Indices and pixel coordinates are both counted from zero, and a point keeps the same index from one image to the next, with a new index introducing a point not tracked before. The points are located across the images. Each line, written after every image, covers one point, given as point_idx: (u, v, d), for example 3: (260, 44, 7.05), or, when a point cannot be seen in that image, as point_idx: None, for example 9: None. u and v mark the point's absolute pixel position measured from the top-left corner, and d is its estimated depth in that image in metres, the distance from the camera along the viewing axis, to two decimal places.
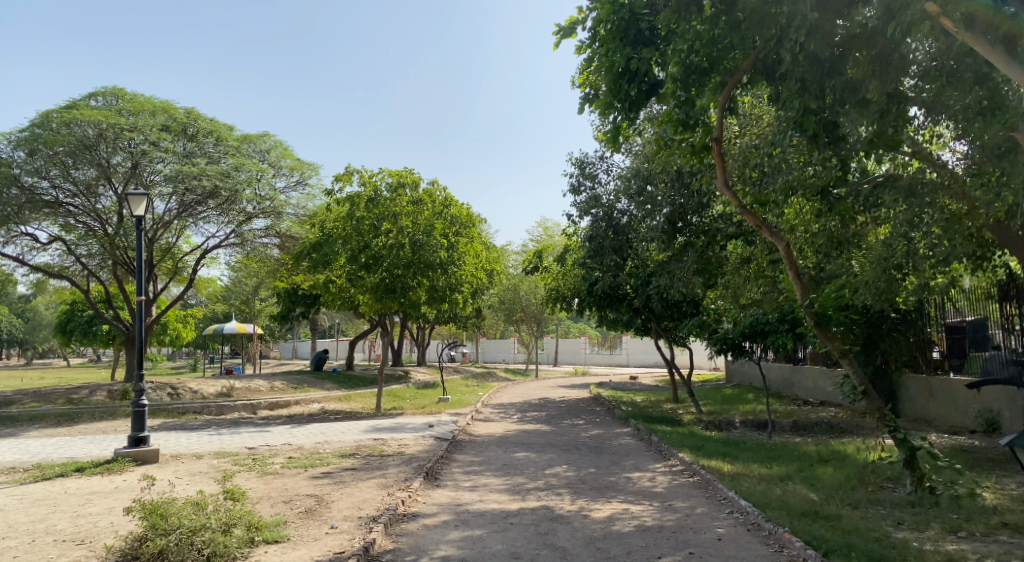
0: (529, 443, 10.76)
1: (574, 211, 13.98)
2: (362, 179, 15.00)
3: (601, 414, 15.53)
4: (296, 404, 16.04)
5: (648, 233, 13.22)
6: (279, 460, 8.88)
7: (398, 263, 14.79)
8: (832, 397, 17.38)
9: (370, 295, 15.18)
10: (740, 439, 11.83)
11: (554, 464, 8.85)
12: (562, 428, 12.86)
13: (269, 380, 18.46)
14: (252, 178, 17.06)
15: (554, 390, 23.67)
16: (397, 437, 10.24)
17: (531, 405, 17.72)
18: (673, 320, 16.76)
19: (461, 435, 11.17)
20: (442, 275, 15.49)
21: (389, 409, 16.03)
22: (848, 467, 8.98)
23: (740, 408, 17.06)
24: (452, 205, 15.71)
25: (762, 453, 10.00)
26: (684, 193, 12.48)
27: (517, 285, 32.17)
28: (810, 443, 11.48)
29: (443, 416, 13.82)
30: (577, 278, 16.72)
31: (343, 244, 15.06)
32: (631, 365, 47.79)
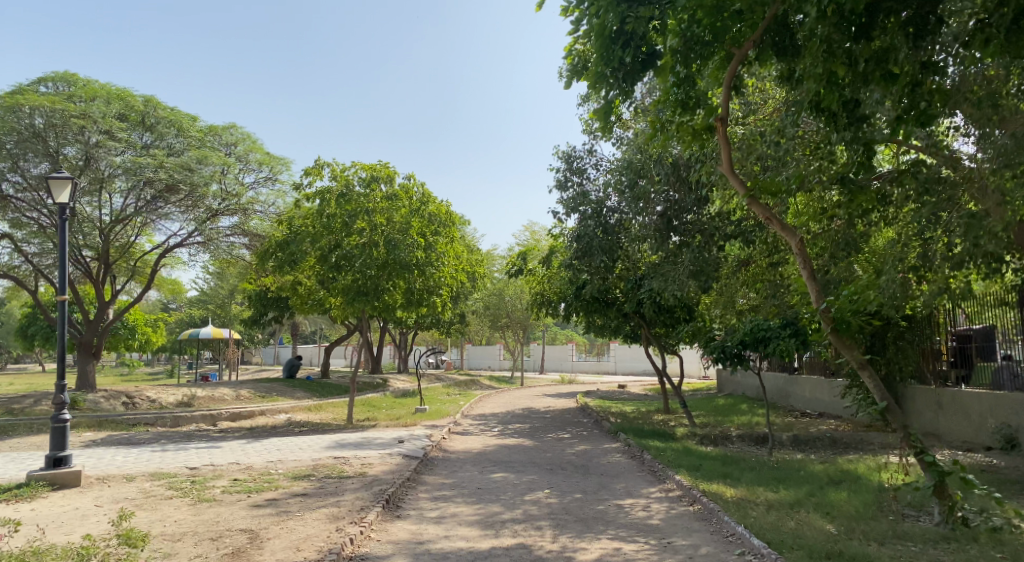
0: (509, 461, 9.74)
1: (561, 207, 12.97)
2: (334, 172, 13.97)
3: (589, 427, 14.55)
4: (262, 414, 14.89)
5: (639, 232, 12.33)
6: (222, 483, 7.77)
7: (370, 263, 13.75)
8: (831, 408, 16.57)
9: (341, 296, 14.16)
10: (740, 457, 10.89)
11: (536, 488, 7.83)
12: (547, 444, 11.83)
13: (235, 388, 17.29)
14: (217, 173, 15.95)
15: (540, 399, 22.65)
16: (361, 455, 9.17)
17: (515, 416, 16.70)
18: (665, 326, 15.83)
19: (434, 452, 10.12)
20: (419, 277, 14.44)
21: (362, 421, 14.95)
22: (864, 492, 8.05)
23: (735, 421, 16.15)
24: (430, 202, 14.70)
25: (765, 474, 9.05)
26: (679, 188, 11.63)
27: (502, 290, 31.19)
28: (817, 462, 10.55)
29: (417, 429, 12.75)
30: (564, 280, 15.77)
31: (311, 242, 13.97)
32: (620, 373, 46.90)
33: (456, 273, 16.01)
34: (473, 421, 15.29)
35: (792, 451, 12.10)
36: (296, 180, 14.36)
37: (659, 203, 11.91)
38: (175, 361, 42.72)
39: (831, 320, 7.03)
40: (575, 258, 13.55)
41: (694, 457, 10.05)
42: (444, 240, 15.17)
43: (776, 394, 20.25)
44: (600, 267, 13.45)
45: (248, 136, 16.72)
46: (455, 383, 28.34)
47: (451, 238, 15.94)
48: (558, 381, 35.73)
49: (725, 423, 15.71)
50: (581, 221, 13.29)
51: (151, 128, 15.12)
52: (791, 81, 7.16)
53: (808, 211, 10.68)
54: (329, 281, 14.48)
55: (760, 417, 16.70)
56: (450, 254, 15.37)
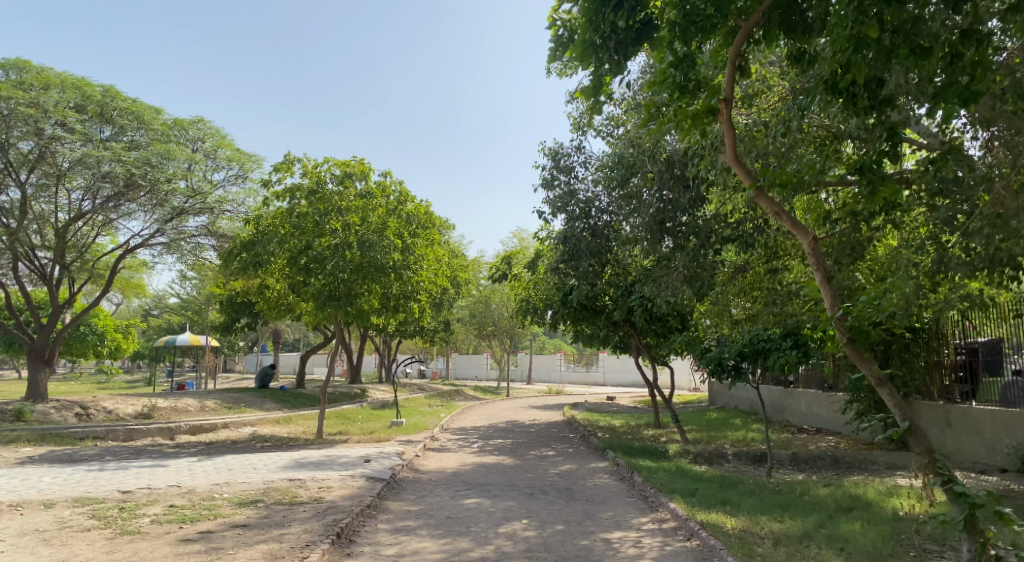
0: (485, 483, 8.83)
1: (547, 208, 12.16)
2: (305, 168, 13.12)
3: (575, 443, 13.66)
4: (225, 427, 13.85)
5: (630, 235, 11.56)
6: (155, 510, 6.79)
7: (343, 265, 12.88)
8: (830, 424, 15.82)
9: (312, 301, 13.31)
10: (738, 478, 10.04)
11: (512, 518, 6.94)
12: (530, 462, 10.92)
13: (200, 398, 16.21)
14: (182, 169, 14.99)
15: (526, 412, 21.74)
16: (321, 476, 8.22)
17: (497, 430, 15.79)
18: (656, 336, 15.03)
19: (404, 473, 9.19)
20: (396, 282, 13.58)
21: (333, 435, 13.98)
22: (878, 522, 7.22)
23: (730, 436, 15.33)
24: (408, 201, 13.89)
25: (768, 500, 8.21)
26: (672, 187, 10.89)
27: (489, 298, 30.27)
28: (821, 485, 9.72)
29: (389, 445, 11.81)
30: (551, 287, 14.97)
31: (278, 243, 13.05)
32: (609, 384, 46.04)
33: (436, 279, 15.13)
34: (452, 436, 14.35)
35: (792, 471, 11.28)
36: (265, 177, 13.50)
37: (652, 202, 11.08)
38: (151, 369, 41.18)
39: (847, 329, 6.22)
40: (562, 261, 12.74)
41: (688, 480, 9.19)
42: (422, 243, 14.30)
43: (770, 407, 19.49)
44: (589, 272, 12.63)
45: (218, 131, 15.83)
46: (439, 394, 27.32)
47: (431, 242, 15.10)
48: (546, 391, 34.86)
49: (719, 439, 14.88)
50: (567, 223, 12.45)
51: (112, 120, 14.17)
52: (803, 61, 6.41)
53: (812, 212, 9.93)
54: (300, 284, 13.65)
55: (755, 433, 15.89)
56: (429, 257, 14.51)
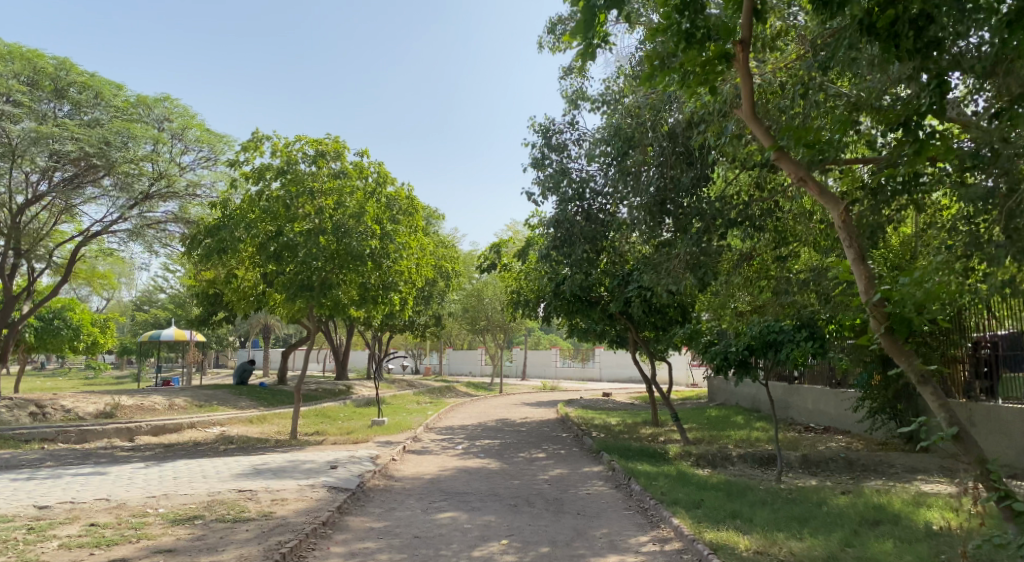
0: (464, 493, 7.86)
1: (537, 188, 11.17)
2: (275, 147, 12.15)
3: (568, 443, 12.72)
4: (191, 427, 12.85)
5: (627, 220, 10.60)
6: (72, 529, 5.78)
7: (317, 252, 11.92)
8: (840, 422, 14.91)
9: (283, 291, 12.37)
10: (745, 485, 9.12)
11: (491, 536, 5.97)
12: (518, 466, 9.96)
13: (169, 396, 15.12)
14: (146, 150, 13.95)
15: (518, 409, 20.80)
16: (277, 486, 7.24)
17: (487, 430, 14.83)
18: (654, 329, 14.08)
19: (374, 481, 8.21)
20: (375, 271, 12.61)
21: (308, 435, 13.01)
22: (912, 539, 6.27)
23: (734, 436, 14.40)
24: (387, 184, 12.89)
25: (781, 513, 7.29)
26: (675, 162, 9.93)
27: (481, 291, 29.32)
28: (839, 493, 8.78)
29: (365, 447, 10.83)
30: (543, 277, 14.02)
31: (245, 229, 12.05)
32: (605, 380, 45.15)
33: (419, 269, 14.16)
34: (437, 436, 13.40)
35: (804, 477, 10.35)
36: (232, 157, 12.50)
37: (651, 181, 10.12)
38: (137, 366, 39.98)
39: (885, 315, 5.26)
40: (552, 248, 11.70)
41: (690, 487, 8.25)
42: (404, 230, 13.31)
43: (774, 404, 18.61)
44: (583, 260, 11.64)
45: (186, 110, 14.77)
46: (430, 390, 26.33)
47: (414, 229, 14.12)
48: (541, 387, 33.90)
49: (722, 439, 13.95)
50: (558, 206, 11.42)
51: (68, 96, 13.15)
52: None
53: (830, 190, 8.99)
54: (272, 273, 12.70)
55: (759, 432, 14.98)
56: (412, 246, 13.54)
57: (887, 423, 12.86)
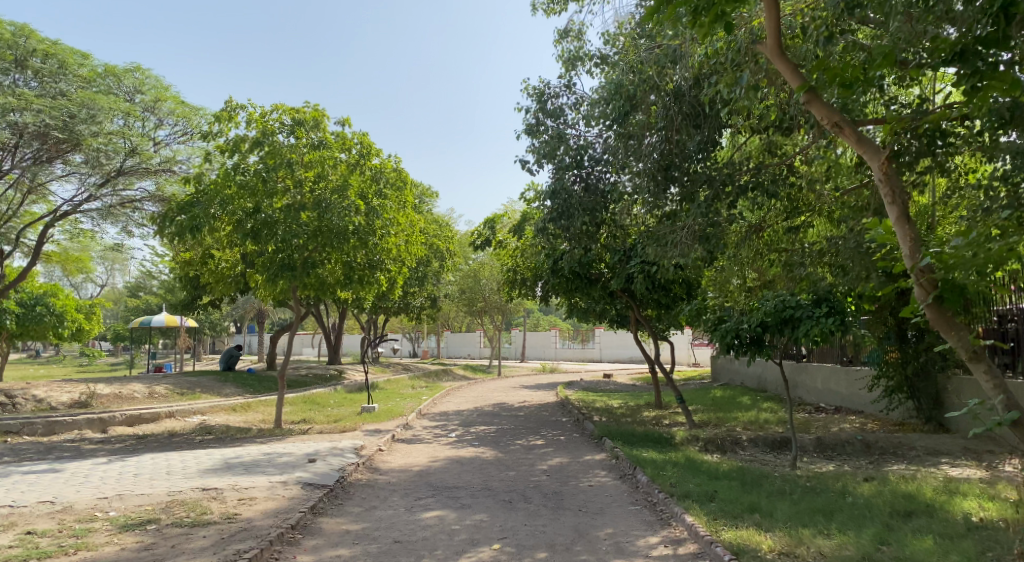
0: (455, 487, 7.17)
1: (532, 156, 10.36)
2: (251, 117, 11.33)
3: (568, 428, 12.06)
4: (170, 417, 12.10)
5: (629, 190, 9.82)
6: (6, 537, 5.08)
7: (297, 229, 11.15)
8: (852, 402, 14.26)
9: (263, 271, 11.63)
10: (760, 472, 8.47)
11: (483, 539, 5.29)
12: (514, 455, 9.28)
13: (149, 384, 14.42)
14: (115, 123, 13.09)
15: (517, 393, 20.15)
16: (247, 482, 6.55)
17: (483, 415, 14.16)
18: (657, 307, 13.37)
19: (357, 475, 7.54)
20: (360, 249, 11.88)
21: (294, 424, 12.33)
22: (954, 534, 5.61)
23: (741, 418, 13.75)
24: (372, 155, 12.07)
25: (802, 506, 6.63)
26: (679, 125, 9.15)
27: (478, 273, 28.60)
28: (863, 481, 8.13)
29: (352, 436, 10.17)
30: (539, 254, 13.27)
31: (220, 205, 11.24)
32: (605, 361, 44.66)
33: (408, 247, 13.41)
34: (430, 423, 12.72)
35: (820, 463, 9.71)
36: (204, 129, 11.67)
37: (654, 146, 9.32)
38: (129, 353, 39.23)
39: (935, 283, 4.52)
40: (549, 221, 10.73)
41: (701, 477, 7.59)
42: (392, 205, 12.54)
43: (781, 383, 18.01)
44: (582, 235, 10.87)
45: (157, 80, 13.89)
46: (426, 374, 25.69)
47: (403, 205, 13.37)
48: (541, 369, 33.27)
49: (729, 422, 13.28)
50: (554, 173, 10.45)
51: (29, 66, 12.27)
52: None
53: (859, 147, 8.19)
54: (252, 252, 11.94)
55: (768, 414, 14.32)
56: (400, 223, 12.79)
57: (904, 402, 12.24)
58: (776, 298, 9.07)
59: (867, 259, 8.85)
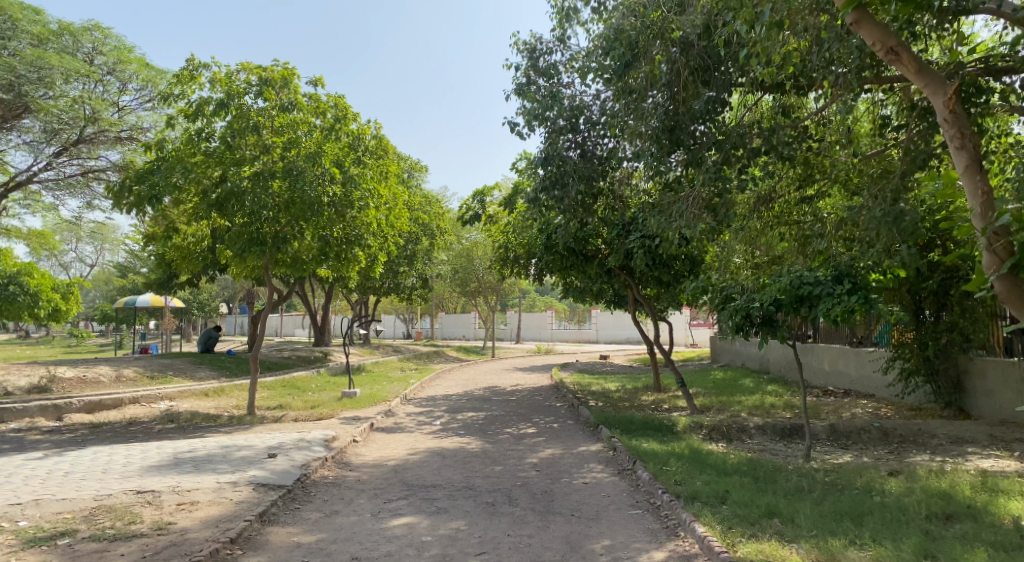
0: (431, 486, 6.32)
1: (524, 117, 9.34)
2: (215, 76, 10.26)
3: (563, 414, 11.26)
4: (135, 403, 11.20)
5: (631, 153, 8.84)
6: None
7: (266, 200, 10.20)
8: (864, 385, 13.48)
9: (231, 246, 10.65)
10: (773, 467, 7.68)
11: (458, 554, 4.47)
12: (502, 446, 8.44)
13: (117, 367, 13.50)
14: (73, 85, 12.00)
15: (510, 375, 19.35)
16: (191, 482, 5.68)
17: (472, 400, 13.36)
18: (657, 286, 12.49)
19: (324, 473, 6.70)
20: (337, 221, 10.96)
21: (269, 410, 11.48)
22: (1010, 545, 4.81)
23: (747, 403, 12.95)
24: (350, 120, 11.11)
25: (827, 510, 5.81)
26: (688, 79, 8.16)
27: (471, 252, 27.68)
28: (888, 476, 7.33)
29: (326, 425, 9.32)
30: (532, 228, 12.34)
31: (182, 174, 10.20)
32: (601, 342, 44.00)
33: (389, 221, 12.50)
34: (415, 409, 11.90)
35: (836, 453, 8.92)
36: (164, 89, 10.58)
37: (658, 105, 8.33)
38: (115, 334, 38.17)
39: (1010, 248, 3.71)
40: (541, 191, 9.72)
41: (708, 473, 6.78)
42: (371, 174, 11.56)
43: (785, 365, 17.30)
44: (579, 206, 9.90)
45: (119, 40, 12.62)
46: (417, 356, 24.87)
47: (384, 176, 12.41)
48: (535, 351, 32.53)
49: (733, 407, 12.49)
50: (547, 136, 9.38)
51: None
52: None
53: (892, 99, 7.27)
54: (220, 226, 10.97)
55: (774, 398, 13.54)
56: (381, 194, 11.84)
57: (920, 385, 11.51)
58: (792, 274, 8.18)
59: (894, 230, 7.99)
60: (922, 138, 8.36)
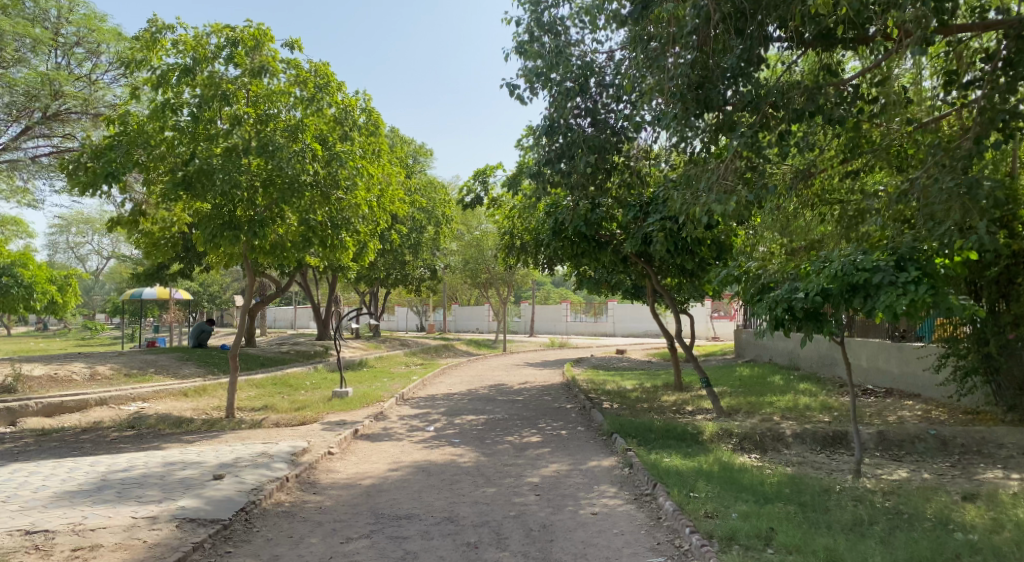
0: (405, 517, 5.16)
1: (526, 79, 8.09)
2: (180, 40, 9.13)
3: (573, 419, 10.04)
4: (101, 405, 10.20)
5: (651, 117, 7.53)
6: None
7: (239, 179, 9.09)
8: (912, 384, 12.09)
9: (201, 232, 9.54)
10: (821, 489, 6.41)
11: None
12: (499, 460, 7.27)
13: (92, 364, 12.52)
14: (35, 55, 10.86)
15: (520, 371, 18.18)
16: (102, 516, 4.57)
17: (474, 400, 12.20)
18: (680, 275, 11.20)
19: (279, 498, 5.56)
20: (320, 203, 9.84)
21: (248, 414, 10.39)
22: None
23: (779, 406, 11.62)
24: (335, 90, 9.93)
25: (902, 555, 4.54)
26: (719, 26, 6.84)
27: (481, 242, 26.23)
28: (963, 502, 6.03)
29: (301, 434, 8.21)
30: (540, 212, 11.11)
31: (145, 150, 9.11)
32: (618, 335, 42.65)
33: (382, 204, 11.33)
34: (410, 412, 10.76)
35: (893, 467, 7.61)
36: (126, 57, 9.45)
37: (682, 59, 7.01)
38: (123, 327, 37.50)
39: None
40: (547, 164, 8.47)
41: (747, 502, 5.53)
42: (360, 151, 10.39)
43: (818, 361, 15.95)
44: (589, 184, 8.64)
45: (88, 7, 11.42)
46: (425, 350, 23.76)
47: (376, 154, 11.25)
48: (549, 345, 31.39)
49: (764, 410, 11.20)
50: (552, 101, 8.10)
51: None
52: None
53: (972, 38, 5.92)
54: (192, 209, 9.87)
55: (810, 399, 12.19)
56: (371, 173, 10.67)
57: (979, 386, 10.13)
58: (842, 257, 6.82)
59: (968, 203, 6.61)
60: (1000, 94, 6.97)
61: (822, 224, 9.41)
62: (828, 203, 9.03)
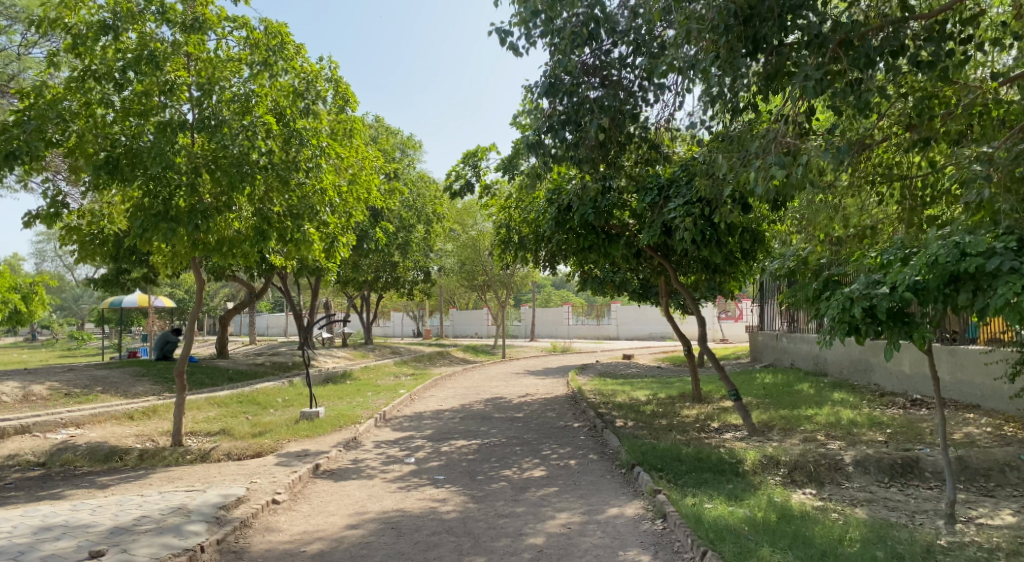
0: None
1: (521, 27, 6.49)
2: None
3: (583, 443, 8.44)
4: (22, 434, 8.58)
5: (682, 67, 5.91)
6: None
7: (175, 159, 7.46)
8: (970, 394, 10.51)
9: (132, 226, 7.87)
10: (922, 547, 4.76)
11: None
12: (492, 507, 5.65)
13: (28, 382, 10.90)
14: None
15: (520, 381, 16.58)
16: None
17: (468, 419, 10.61)
18: (703, 270, 9.63)
19: None
20: (277, 189, 8.24)
21: (197, 442, 8.77)
22: None
23: (821, 421, 10.01)
24: (293, 55, 8.36)
25: None
26: None
27: (477, 243, 24.65)
28: None
29: (246, 473, 6.60)
30: (540, 201, 9.53)
31: (60, 126, 7.50)
32: (623, 338, 41.01)
33: (354, 191, 9.73)
34: (390, 436, 9.15)
35: (991, 508, 5.99)
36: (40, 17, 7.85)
37: None
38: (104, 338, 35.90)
39: None
40: (550, 134, 6.83)
41: None
42: (325, 128, 8.82)
43: (850, 366, 14.39)
44: (600, 157, 7.03)
45: None
46: (417, 358, 22.12)
47: (348, 134, 9.67)
48: (551, 350, 29.72)
49: (804, 427, 9.60)
50: (555, 55, 6.49)
51: None
52: None
53: None
54: (125, 199, 8.23)
55: (853, 412, 10.57)
56: (341, 156, 9.08)
57: None
58: (937, 240, 5.16)
59: None
60: None
61: (880, 206, 7.79)
62: (888, 179, 7.44)
